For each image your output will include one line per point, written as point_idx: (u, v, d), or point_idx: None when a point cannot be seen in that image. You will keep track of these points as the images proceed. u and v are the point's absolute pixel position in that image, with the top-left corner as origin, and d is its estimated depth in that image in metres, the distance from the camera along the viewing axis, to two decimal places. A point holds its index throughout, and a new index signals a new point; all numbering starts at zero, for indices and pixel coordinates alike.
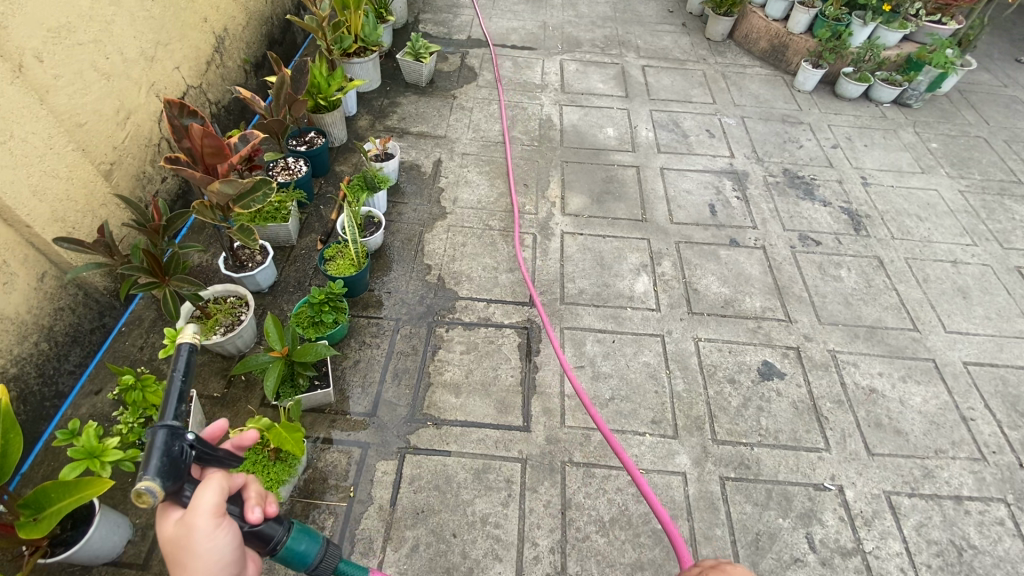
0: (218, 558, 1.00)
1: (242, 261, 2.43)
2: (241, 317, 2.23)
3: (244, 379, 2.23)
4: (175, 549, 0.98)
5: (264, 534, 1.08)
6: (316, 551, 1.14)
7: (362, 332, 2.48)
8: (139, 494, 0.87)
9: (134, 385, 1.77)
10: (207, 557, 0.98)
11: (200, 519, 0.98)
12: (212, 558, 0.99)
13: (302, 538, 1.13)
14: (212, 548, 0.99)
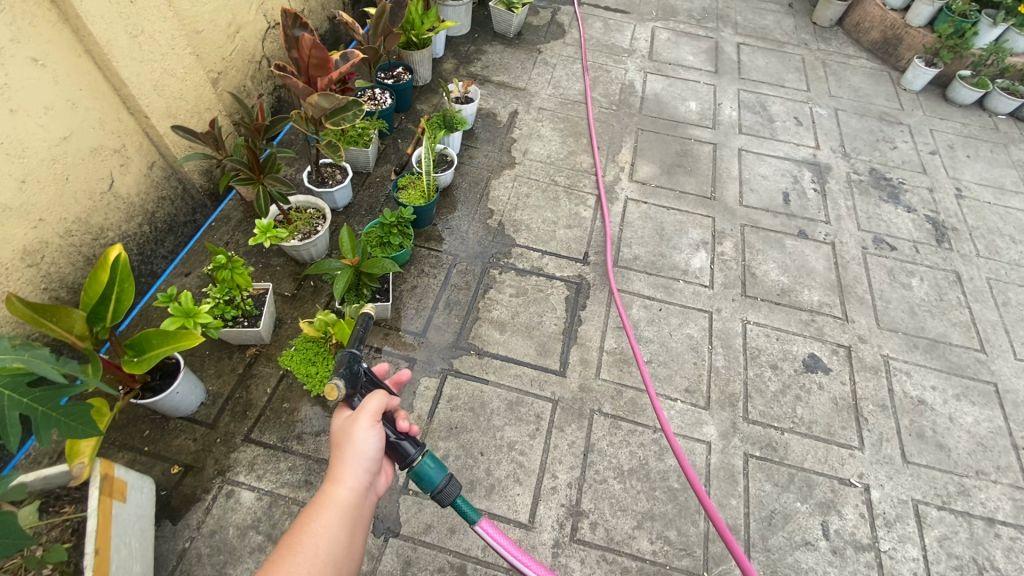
0: (369, 451, 1.25)
1: (324, 177, 2.60)
2: (317, 228, 2.40)
3: (313, 284, 2.44)
4: (342, 436, 1.26)
5: (402, 449, 1.31)
6: (440, 476, 1.34)
7: (422, 262, 2.62)
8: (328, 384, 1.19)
9: (225, 264, 1.96)
10: (362, 447, 1.24)
11: (363, 417, 1.25)
12: (365, 449, 1.25)
13: (432, 462, 1.33)
14: (365, 441, 1.24)
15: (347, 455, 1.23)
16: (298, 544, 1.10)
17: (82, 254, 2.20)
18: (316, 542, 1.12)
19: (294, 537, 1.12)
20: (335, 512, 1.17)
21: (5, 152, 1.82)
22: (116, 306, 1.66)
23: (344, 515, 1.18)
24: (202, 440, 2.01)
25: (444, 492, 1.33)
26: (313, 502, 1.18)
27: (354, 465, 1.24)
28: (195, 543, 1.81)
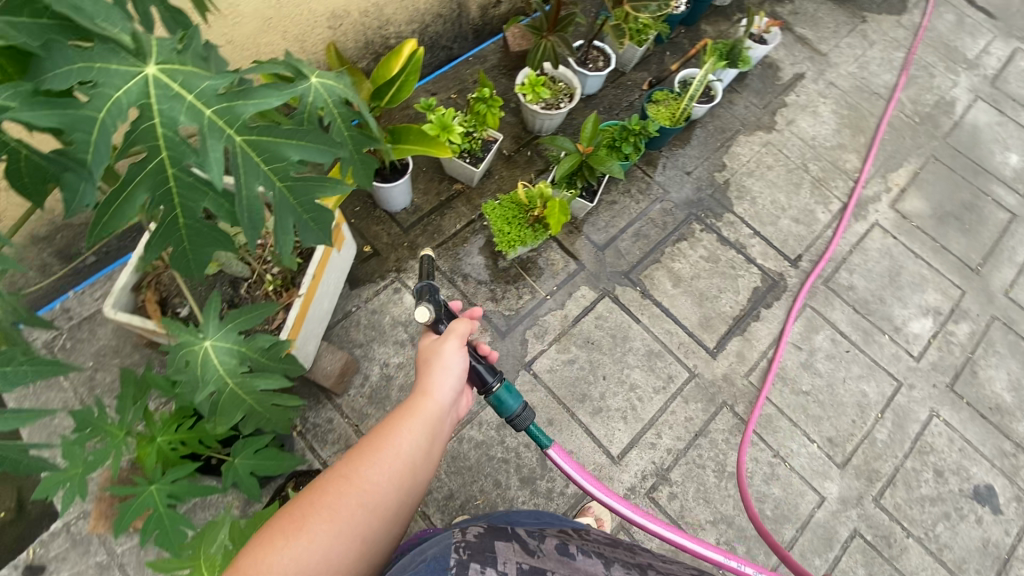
0: (454, 370, 1.19)
1: (586, 59, 2.46)
2: (561, 103, 2.33)
3: (528, 155, 2.42)
4: (428, 351, 1.21)
5: (480, 375, 1.26)
6: (516, 402, 1.28)
7: (632, 182, 2.47)
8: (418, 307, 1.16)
9: (484, 100, 2.05)
10: (448, 362, 1.18)
11: (451, 338, 1.20)
12: (451, 366, 1.18)
13: (508, 391, 1.28)
14: (454, 358, 1.19)
15: (434, 371, 1.17)
16: (382, 443, 1.04)
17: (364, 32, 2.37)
18: (400, 445, 1.05)
19: (375, 437, 1.05)
20: (421, 422, 1.10)
21: None
22: (395, 91, 1.81)
23: (430, 425, 1.11)
24: (390, 236, 2.24)
25: (520, 419, 1.30)
26: (396, 411, 1.11)
27: (441, 377, 1.17)
28: (355, 313, 2.08)
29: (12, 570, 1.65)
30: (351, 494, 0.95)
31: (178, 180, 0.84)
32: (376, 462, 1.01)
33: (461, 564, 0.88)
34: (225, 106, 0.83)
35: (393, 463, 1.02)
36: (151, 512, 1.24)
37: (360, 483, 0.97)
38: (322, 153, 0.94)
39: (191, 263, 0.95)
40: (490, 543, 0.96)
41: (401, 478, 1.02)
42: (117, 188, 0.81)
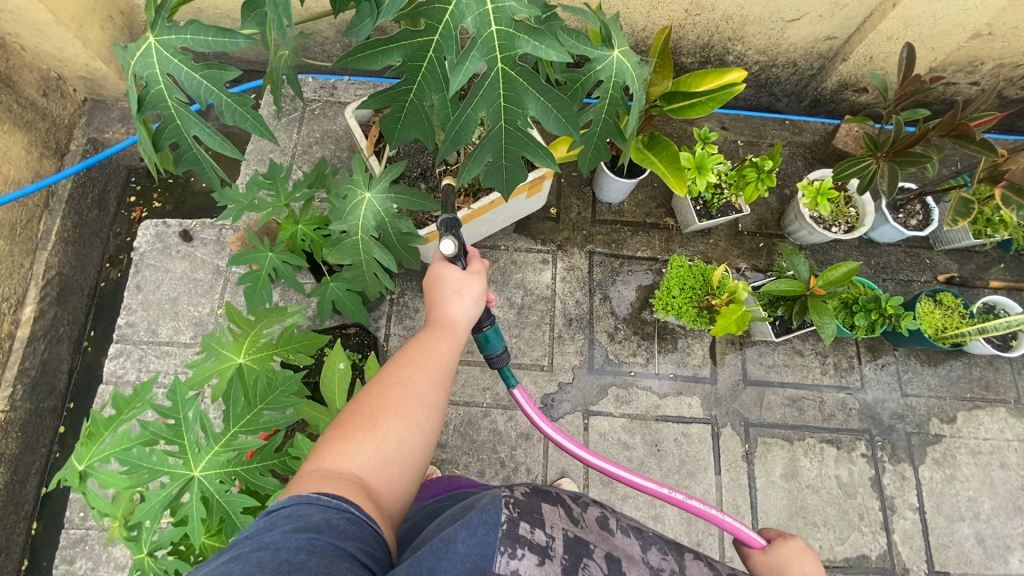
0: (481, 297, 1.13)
1: (901, 205, 2.02)
2: (835, 226, 1.97)
3: (759, 245, 2.14)
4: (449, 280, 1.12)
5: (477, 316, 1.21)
6: (498, 344, 1.26)
7: (834, 352, 2.07)
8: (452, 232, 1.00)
9: (758, 168, 1.77)
10: (477, 289, 1.12)
11: (479, 268, 1.14)
12: (479, 294, 1.13)
13: (495, 333, 1.25)
14: (479, 285, 1.13)
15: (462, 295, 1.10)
16: (428, 359, 1.00)
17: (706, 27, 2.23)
18: (443, 356, 1.03)
19: (416, 350, 1.01)
20: (457, 337, 1.07)
21: None
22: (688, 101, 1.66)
23: (465, 338, 1.09)
24: (578, 217, 2.18)
25: (497, 360, 1.28)
26: (428, 328, 1.07)
27: (470, 303, 1.11)
28: (500, 251, 2.12)
29: (175, 226, 2.10)
30: (410, 399, 0.93)
31: (429, 67, 0.85)
32: (425, 372, 0.98)
33: (511, 522, 0.73)
34: (509, 33, 0.81)
35: (438, 372, 1.00)
36: (256, 269, 1.44)
37: (417, 389, 0.95)
38: (558, 125, 0.90)
39: (391, 133, 0.94)
40: (537, 504, 0.80)
41: (447, 386, 1.01)
42: (377, 38, 0.79)
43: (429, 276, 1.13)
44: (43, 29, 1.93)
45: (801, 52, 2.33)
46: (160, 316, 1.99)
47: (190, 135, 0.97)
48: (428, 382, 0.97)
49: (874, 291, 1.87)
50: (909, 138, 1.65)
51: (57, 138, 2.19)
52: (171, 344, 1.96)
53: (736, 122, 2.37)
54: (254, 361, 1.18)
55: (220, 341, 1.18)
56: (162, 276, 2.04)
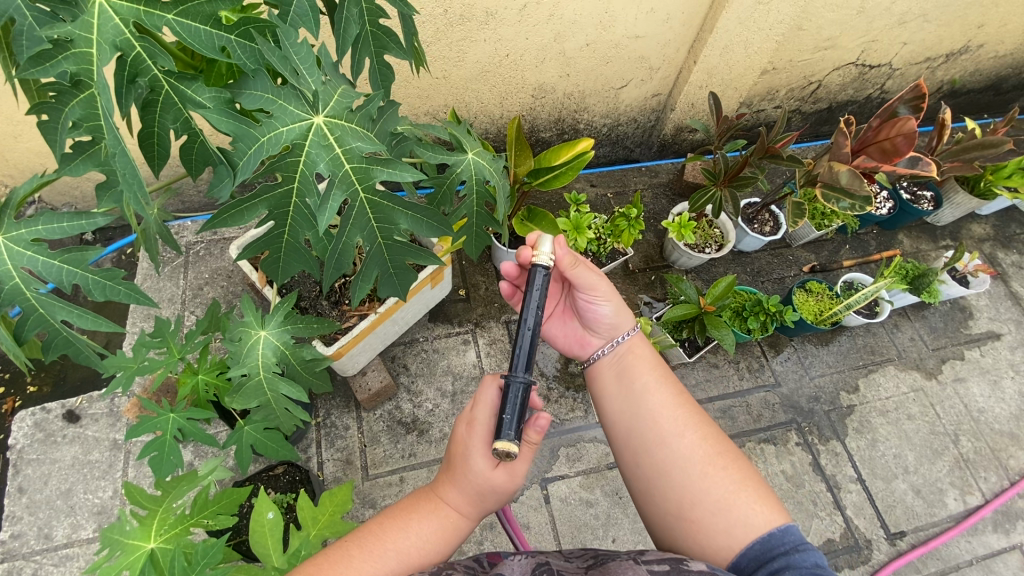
0: (498, 500, 1.03)
1: (753, 218, 2.33)
2: (707, 247, 2.22)
3: (652, 279, 2.34)
4: (487, 482, 0.99)
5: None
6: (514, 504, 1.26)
7: (744, 357, 2.26)
8: (508, 447, 0.93)
9: (627, 217, 2.00)
10: (499, 494, 1.01)
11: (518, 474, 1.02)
12: (498, 499, 1.02)
13: None
14: (506, 487, 1.01)
15: (483, 496, 1.00)
16: (406, 554, 0.91)
17: (552, 105, 2.54)
18: (421, 559, 0.92)
19: (403, 535, 0.93)
20: (445, 541, 0.97)
21: (600, 21, 2.17)
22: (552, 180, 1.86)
23: (452, 542, 0.98)
24: (486, 292, 2.27)
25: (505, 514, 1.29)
26: (437, 512, 0.98)
27: (489, 500, 1.01)
28: (419, 343, 2.14)
29: (58, 409, 1.91)
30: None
31: (296, 209, 0.91)
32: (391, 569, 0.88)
33: None
34: (363, 167, 0.89)
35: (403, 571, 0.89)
36: (159, 436, 1.34)
37: None
38: (429, 229, 0.99)
39: (276, 270, 1.01)
40: None
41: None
42: (239, 197, 0.86)
43: (464, 441, 1.02)
44: None
45: (637, 110, 2.70)
46: (52, 516, 1.75)
47: (58, 320, 0.94)
48: None
49: (756, 295, 2.11)
50: (737, 166, 1.95)
51: None
52: (71, 545, 1.71)
53: (602, 177, 2.65)
54: (167, 543, 1.09)
55: (124, 530, 1.08)
56: (49, 469, 1.81)
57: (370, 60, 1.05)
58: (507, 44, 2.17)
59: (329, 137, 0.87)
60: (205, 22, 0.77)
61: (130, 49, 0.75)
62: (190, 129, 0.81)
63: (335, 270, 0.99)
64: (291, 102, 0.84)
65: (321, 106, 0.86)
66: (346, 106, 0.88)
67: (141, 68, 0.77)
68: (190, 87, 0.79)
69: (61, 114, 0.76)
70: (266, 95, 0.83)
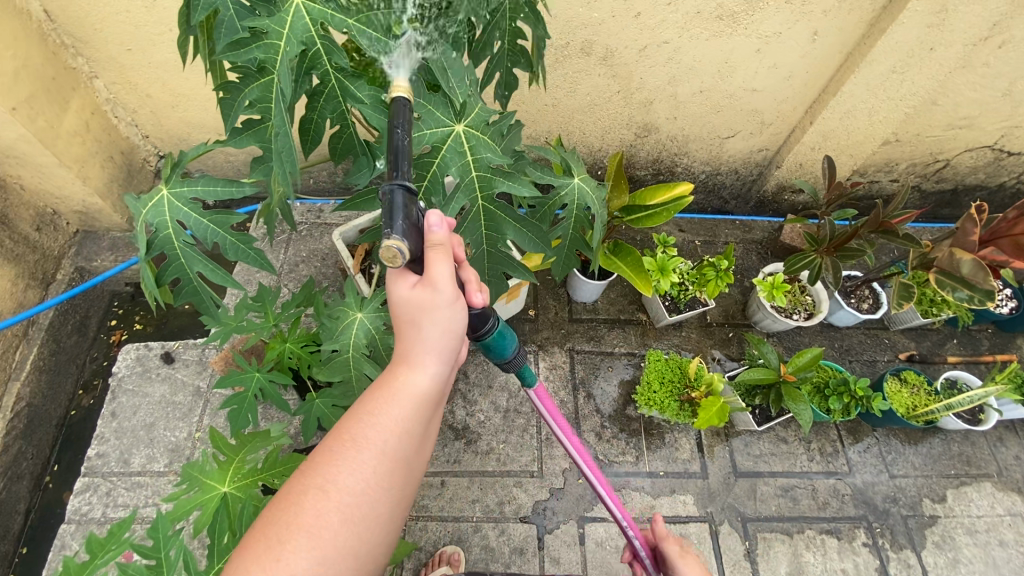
0: (455, 326, 0.87)
1: (851, 292, 2.20)
2: (795, 313, 2.11)
3: (729, 335, 2.25)
4: (419, 311, 0.86)
5: (474, 319, 0.97)
6: (512, 347, 1.04)
7: (817, 438, 2.10)
8: (390, 250, 0.68)
9: (715, 267, 1.95)
10: (448, 319, 0.86)
11: (442, 281, 0.85)
12: (452, 324, 0.87)
13: (501, 338, 1.01)
14: (451, 315, 0.86)
15: (419, 329, 0.86)
16: (365, 438, 0.78)
17: (653, 145, 2.54)
18: (393, 436, 0.80)
19: (355, 421, 0.80)
20: (411, 400, 0.83)
21: (718, 70, 2.17)
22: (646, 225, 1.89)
23: (423, 396, 0.84)
24: (556, 317, 2.28)
25: (511, 363, 1.07)
26: (389, 377, 0.84)
27: (443, 339, 0.86)
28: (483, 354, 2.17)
29: (157, 349, 2.11)
30: (329, 507, 0.73)
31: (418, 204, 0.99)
32: (355, 458, 0.77)
33: None
34: (487, 177, 0.97)
35: (375, 457, 0.78)
36: (242, 391, 1.44)
37: (337, 488, 0.74)
38: (532, 241, 1.06)
39: None
40: None
41: (393, 473, 0.79)
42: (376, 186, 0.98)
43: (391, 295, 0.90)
44: (45, 171, 2.10)
45: (739, 162, 2.64)
46: (133, 444, 1.92)
47: (193, 271, 1.06)
48: (354, 475, 0.76)
49: (842, 374, 2.00)
50: (844, 235, 1.86)
51: (44, 268, 2.29)
52: (143, 474, 1.87)
53: (692, 224, 2.60)
54: (238, 490, 1.16)
55: (204, 470, 1.18)
56: (140, 401, 2.00)
57: (501, 75, 1.12)
58: (619, 81, 2.22)
59: (464, 146, 0.95)
60: (378, 31, 0.86)
61: (312, 45, 0.86)
62: (344, 120, 0.95)
63: None
64: (439, 109, 0.93)
65: (463, 116, 0.93)
66: (484, 120, 0.95)
67: (317, 62, 0.88)
68: (353, 85, 0.90)
69: (241, 93, 0.88)
70: (417, 100, 0.92)
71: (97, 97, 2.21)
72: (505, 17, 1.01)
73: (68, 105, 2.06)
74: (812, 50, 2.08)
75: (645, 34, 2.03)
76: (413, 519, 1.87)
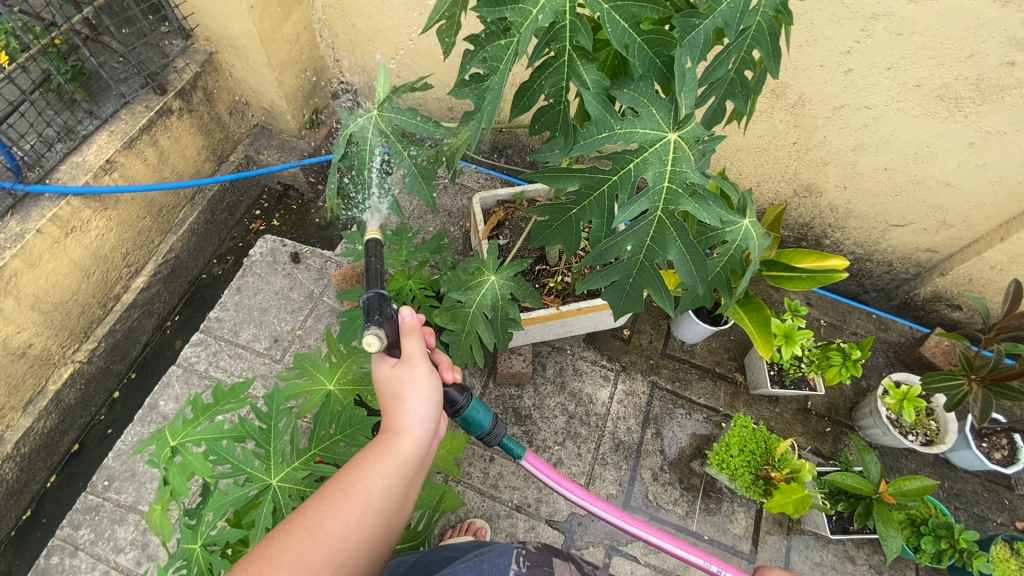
0: (436, 402, 1.00)
1: (986, 434, 1.94)
2: (912, 434, 1.91)
3: (826, 428, 2.08)
4: (398, 388, 0.99)
5: (449, 395, 1.15)
6: (488, 418, 1.23)
7: (890, 571, 1.89)
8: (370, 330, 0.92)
9: (841, 354, 1.82)
10: (429, 397, 0.99)
11: (418, 360, 1.00)
12: (433, 401, 1.00)
13: (478, 409, 1.20)
14: (431, 390, 1.00)
15: (402, 399, 0.98)
16: (349, 491, 0.85)
17: (809, 208, 2.38)
18: (379, 497, 0.88)
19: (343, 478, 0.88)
20: (398, 463, 0.91)
21: (914, 152, 1.98)
22: (785, 286, 1.78)
23: (408, 460, 0.93)
24: (649, 344, 2.22)
25: (492, 434, 1.26)
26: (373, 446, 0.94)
27: (423, 415, 0.98)
28: (566, 353, 2.18)
29: (289, 247, 2.33)
30: (313, 552, 0.78)
31: (601, 195, 1.11)
32: (339, 507, 0.83)
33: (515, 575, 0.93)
34: (677, 193, 1.04)
35: (358, 510, 0.84)
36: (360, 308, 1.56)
37: (322, 532, 0.80)
38: (688, 271, 1.10)
39: (543, 235, 1.23)
40: (547, 557, 1.00)
41: (373, 531, 0.85)
42: (568, 168, 1.09)
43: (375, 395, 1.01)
44: (253, 67, 2.37)
45: (899, 255, 2.40)
46: (245, 320, 2.14)
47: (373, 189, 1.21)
48: (342, 526, 0.82)
49: (947, 517, 1.79)
50: (1009, 370, 1.63)
51: (223, 148, 2.58)
52: (246, 348, 2.09)
53: (822, 302, 2.41)
54: (341, 392, 1.27)
55: (316, 365, 1.30)
56: (262, 286, 2.22)
57: (714, 99, 1.08)
58: (800, 132, 2.09)
59: (669, 155, 1.03)
60: (628, 21, 0.92)
61: (561, 20, 0.92)
62: (559, 94, 0.99)
63: (589, 262, 1.18)
64: (659, 112, 1.00)
65: (681, 126, 1.00)
66: (695, 136, 1.00)
67: (559, 36, 0.93)
68: (583, 66, 0.96)
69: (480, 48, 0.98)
70: (640, 98, 0.99)
71: (312, 16, 2.45)
72: (744, 42, 0.98)
73: (290, 16, 2.31)
74: None
75: (848, 92, 1.90)
76: (454, 481, 1.93)
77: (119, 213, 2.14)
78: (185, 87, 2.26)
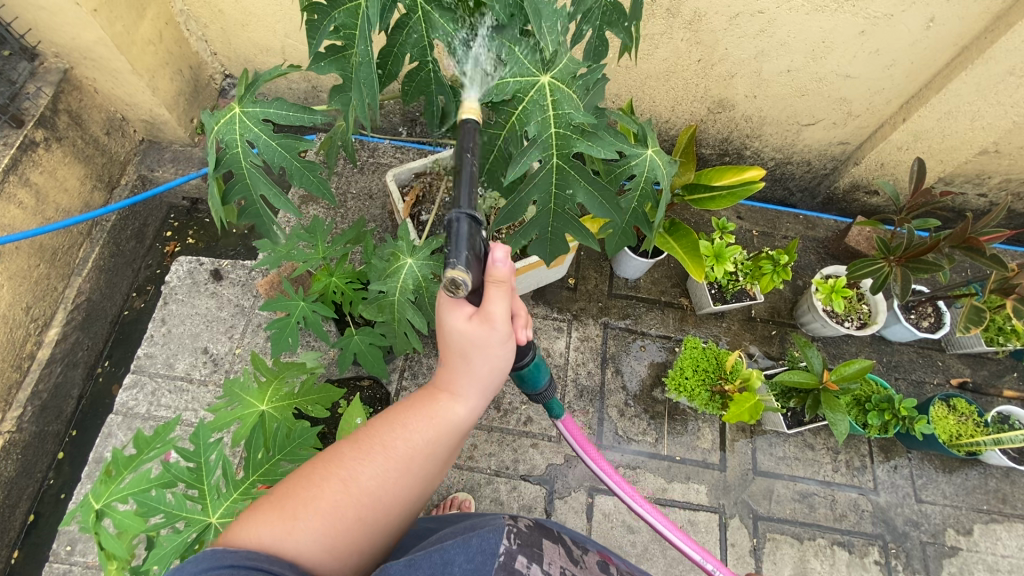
0: (500, 365, 0.96)
1: (912, 307, 2.07)
2: (848, 321, 2.02)
3: (772, 332, 2.17)
4: (470, 346, 0.91)
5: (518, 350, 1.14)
6: (544, 379, 1.24)
7: (845, 449, 2.04)
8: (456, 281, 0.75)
9: (771, 262, 1.88)
10: (495, 361, 0.94)
11: (498, 323, 0.89)
12: (496, 364, 0.95)
13: (539, 368, 1.21)
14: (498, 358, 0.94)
15: (468, 361, 0.92)
16: (393, 449, 0.90)
17: (725, 123, 2.39)
18: (418, 457, 0.92)
19: (393, 429, 0.92)
20: (442, 429, 0.94)
21: (812, 50, 2.00)
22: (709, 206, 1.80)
23: (452, 427, 0.95)
24: (595, 288, 2.24)
25: (544, 394, 1.27)
26: (425, 400, 0.96)
27: (482, 384, 0.96)
28: None
29: (208, 264, 2.19)
30: (345, 501, 0.86)
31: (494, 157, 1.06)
32: (378, 460, 0.89)
33: (509, 555, 0.81)
34: (565, 134, 1.01)
35: (396, 468, 0.90)
36: (286, 316, 1.49)
37: (358, 483, 0.87)
38: (602, 209, 1.10)
39: None
40: (536, 538, 0.90)
41: (405, 488, 0.91)
42: None
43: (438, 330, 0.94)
44: (118, 77, 2.14)
45: (816, 153, 2.46)
46: (179, 351, 2.03)
47: (258, 193, 1.13)
48: (375, 477, 0.89)
49: (887, 391, 1.92)
50: (922, 246, 1.72)
51: (111, 172, 2.36)
52: (185, 380, 1.98)
53: (752, 213, 2.47)
54: (276, 409, 1.23)
55: (245, 388, 1.25)
56: (188, 311, 2.10)
57: (590, 31, 1.06)
58: (702, 49, 2.07)
59: (547, 100, 0.99)
60: None
61: None
62: (423, 55, 0.98)
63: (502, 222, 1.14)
64: (527, 57, 0.95)
65: (551, 67, 0.97)
66: (570, 73, 0.98)
67: None
68: (441, 18, 0.94)
69: (327, 17, 0.91)
70: (506, 44, 0.95)
71: (171, 9, 2.21)
72: None
73: (144, 13, 2.07)
74: (923, 39, 1.89)
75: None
76: None
77: (6, 266, 1.95)
78: (45, 114, 2.02)
